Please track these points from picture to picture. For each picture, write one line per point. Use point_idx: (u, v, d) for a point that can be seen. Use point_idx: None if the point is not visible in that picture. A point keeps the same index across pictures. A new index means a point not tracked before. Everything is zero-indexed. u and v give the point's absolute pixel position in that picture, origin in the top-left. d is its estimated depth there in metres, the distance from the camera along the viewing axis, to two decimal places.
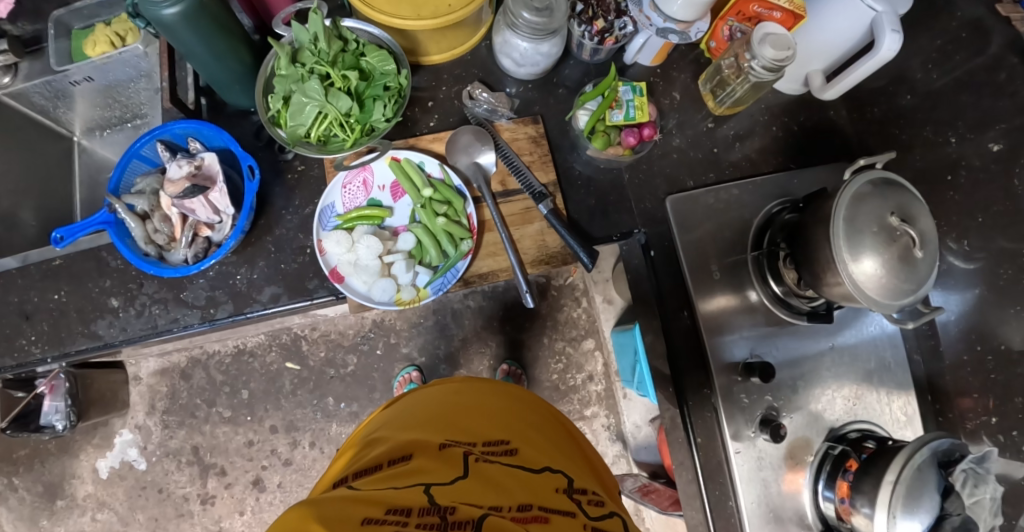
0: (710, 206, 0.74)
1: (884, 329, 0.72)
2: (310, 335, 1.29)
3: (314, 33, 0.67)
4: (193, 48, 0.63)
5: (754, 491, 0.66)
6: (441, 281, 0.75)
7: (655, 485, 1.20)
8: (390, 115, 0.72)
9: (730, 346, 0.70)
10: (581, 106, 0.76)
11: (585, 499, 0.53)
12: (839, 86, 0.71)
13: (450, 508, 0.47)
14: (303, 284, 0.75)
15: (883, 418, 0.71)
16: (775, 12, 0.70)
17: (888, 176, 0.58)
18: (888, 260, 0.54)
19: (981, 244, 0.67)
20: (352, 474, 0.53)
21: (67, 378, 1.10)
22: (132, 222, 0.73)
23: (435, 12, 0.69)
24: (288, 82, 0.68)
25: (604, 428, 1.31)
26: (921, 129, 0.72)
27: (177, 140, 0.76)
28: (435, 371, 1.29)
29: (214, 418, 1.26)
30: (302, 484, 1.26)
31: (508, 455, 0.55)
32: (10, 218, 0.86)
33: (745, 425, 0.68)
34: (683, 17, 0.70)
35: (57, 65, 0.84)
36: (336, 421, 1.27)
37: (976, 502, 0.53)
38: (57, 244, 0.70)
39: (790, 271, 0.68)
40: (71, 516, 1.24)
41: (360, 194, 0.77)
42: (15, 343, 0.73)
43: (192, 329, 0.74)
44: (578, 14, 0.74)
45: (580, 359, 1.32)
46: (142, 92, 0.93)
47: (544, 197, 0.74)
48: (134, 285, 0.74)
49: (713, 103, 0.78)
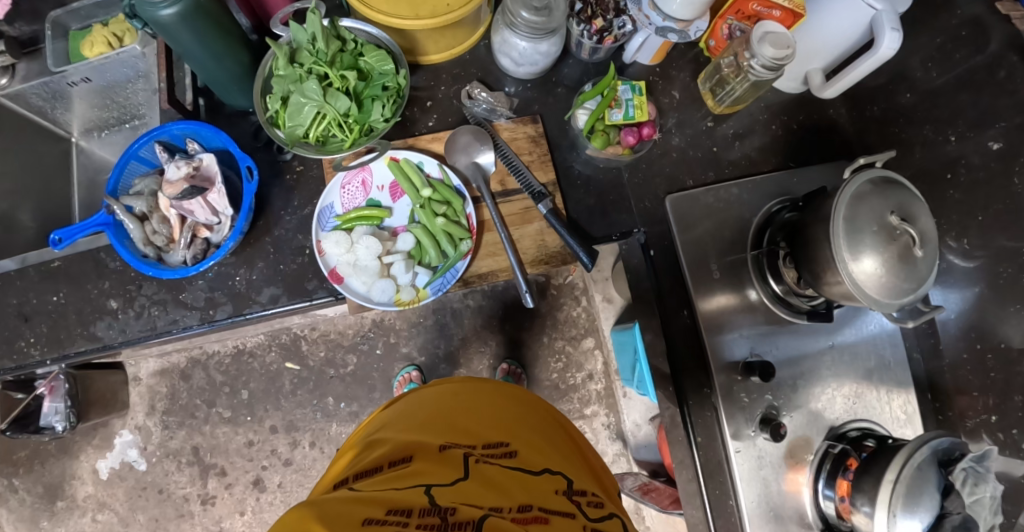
0: (710, 206, 0.74)
1: (884, 328, 0.72)
2: (310, 335, 1.29)
3: (312, 33, 0.67)
4: (191, 48, 0.63)
5: (755, 490, 0.66)
6: (441, 281, 0.75)
7: (655, 484, 1.20)
8: (388, 115, 0.72)
9: (730, 345, 0.69)
10: (581, 105, 0.76)
11: (585, 501, 0.53)
12: (839, 85, 0.70)
13: (451, 509, 0.47)
14: (303, 285, 0.74)
15: (884, 417, 0.70)
16: (775, 11, 0.69)
17: (888, 175, 0.57)
18: (888, 260, 0.54)
19: (981, 243, 0.67)
20: (352, 476, 0.53)
21: (67, 379, 1.10)
22: (131, 223, 0.72)
23: (433, 11, 0.69)
24: (287, 82, 0.68)
25: (604, 427, 1.31)
26: (920, 128, 0.72)
27: (176, 141, 0.76)
28: (435, 370, 1.29)
29: (214, 418, 1.26)
30: (303, 484, 1.26)
31: (508, 456, 0.54)
32: (9, 220, 0.85)
33: (745, 424, 0.68)
34: (683, 16, 0.70)
35: (54, 67, 0.83)
36: (336, 420, 1.27)
37: (976, 501, 0.53)
38: (55, 246, 0.70)
39: (790, 270, 0.68)
40: (71, 517, 1.24)
41: (359, 194, 0.77)
42: (15, 345, 0.73)
43: (192, 330, 0.73)
44: (577, 13, 0.74)
45: (580, 358, 1.32)
46: (140, 92, 0.92)
47: (544, 197, 0.74)
48: (133, 286, 0.74)
49: (713, 102, 0.78)
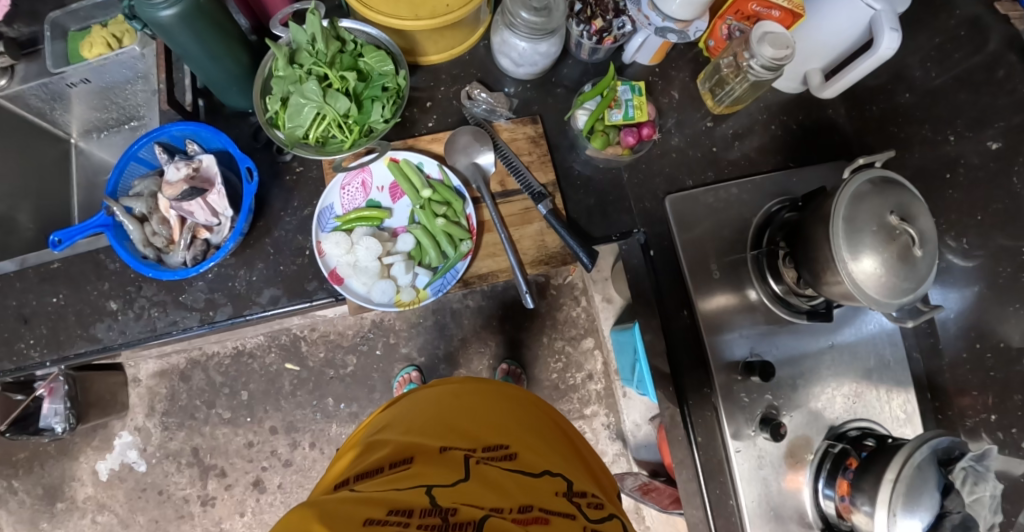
0: (710, 206, 0.74)
1: (883, 327, 0.72)
2: (310, 335, 1.29)
3: (311, 34, 0.67)
4: (191, 50, 0.63)
5: (755, 490, 0.67)
6: (441, 282, 0.75)
7: (655, 484, 1.20)
8: (388, 115, 0.72)
9: (730, 345, 0.70)
10: (581, 105, 0.76)
11: (585, 502, 0.53)
12: (838, 85, 0.71)
13: (451, 510, 0.47)
14: (303, 286, 0.74)
15: (883, 416, 0.71)
16: (775, 11, 0.70)
17: (887, 175, 0.57)
18: (887, 259, 0.54)
19: (980, 243, 0.67)
20: (353, 477, 0.53)
21: (66, 380, 1.11)
22: (131, 225, 0.72)
23: (433, 12, 0.69)
24: (286, 83, 0.68)
25: (604, 427, 1.31)
26: (919, 128, 0.72)
27: (175, 142, 0.76)
28: (435, 371, 1.29)
29: (214, 419, 1.26)
30: (303, 485, 1.26)
31: (508, 459, 0.54)
32: (9, 221, 0.86)
33: (745, 424, 0.68)
34: (682, 16, 0.70)
35: (53, 67, 0.83)
36: (336, 421, 1.27)
37: (976, 500, 0.54)
38: (55, 248, 0.69)
39: (790, 270, 0.68)
40: (71, 518, 1.24)
41: (359, 195, 0.77)
42: (15, 347, 0.73)
43: (192, 332, 0.73)
44: (576, 13, 0.74)
45: (580, 358, 1.32)
46: (140, 93, 0.92)
47: (544, 197, 0.74)
48: (133, 287, 0.74)
49: (713, 102, 0.78)
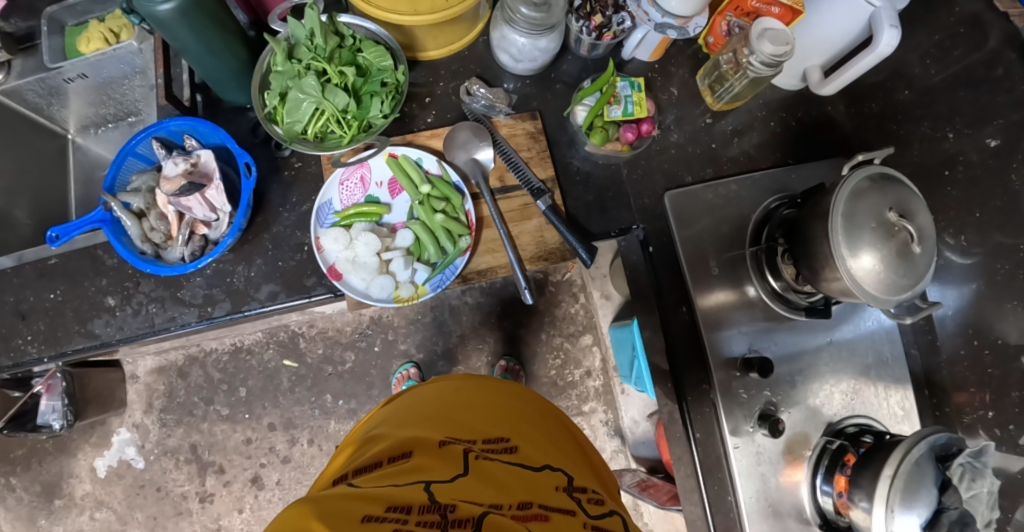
0: (709, 202, 0.74)
1: (881, 324, 0.72)
2: (307, 332, 1.29)
3: (310, 29, 0.66)
4: (188, 44, 0.62)
5: (753, 486, 0.67)
6: (440, 278, 0.74)
7: (654, 481, 1.21)
8: (387, 110, 0.71)
9: (729, 341, 0.70)
10: (580, 101, 0.77)
11: (585, 497, 0.53)
12: (839, 80, 0.70)
13: (450, 506, 0.46)
14: (302, 281, 0.74)
15: (881, 412, 0.71)
16: (774, 7, 0.70)
17: (886, 171, 0.57)
18: (886, 255, 0.54)
19: (978, 240, 0.68)
20: (352, 471, 0.53)
21: (64, 377, 1.09)
22: (129, 220, 0.73)
23: (432, 7, 0.69)
24: (285, 78, 0.68)
25: (602, 424, 1.31)
26: (918, 125, 0.73)
27: (173, 137, 0.76)
28: (433, 367, 1.29)
29: (212, 416, 1.26)
30: (301, 481, 1.27)
31: (508, 452, 0.54)
32: (6, 217, 0.86)
33: (744, 420, 0.68)
34: (682, 12, 0.70)
35: (50, 62, 0.83)
36: (335, 418, 1.27)
37: (973, 495, 0.55)
38: (52, 243, 0.69)
39: (788, 266, 0.68)
40: (69, 515, 1.24)
41: (357, 190, 0.77)
42: (12, 343, 0.73)
43: (190, 328, 0.73)
44: (576, 9, 0.74)
45: (578, 355, 1.32)
46: (136, 89, 0.92)
47: (543, 193, 0.74)
48: (130, 283, 0.74)
49: (712, 99, 0.78)
